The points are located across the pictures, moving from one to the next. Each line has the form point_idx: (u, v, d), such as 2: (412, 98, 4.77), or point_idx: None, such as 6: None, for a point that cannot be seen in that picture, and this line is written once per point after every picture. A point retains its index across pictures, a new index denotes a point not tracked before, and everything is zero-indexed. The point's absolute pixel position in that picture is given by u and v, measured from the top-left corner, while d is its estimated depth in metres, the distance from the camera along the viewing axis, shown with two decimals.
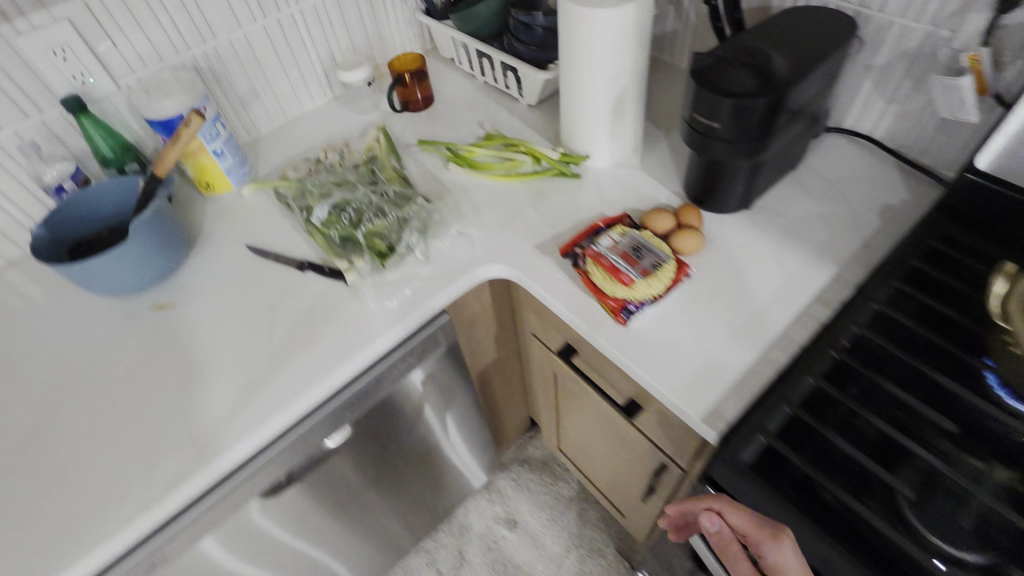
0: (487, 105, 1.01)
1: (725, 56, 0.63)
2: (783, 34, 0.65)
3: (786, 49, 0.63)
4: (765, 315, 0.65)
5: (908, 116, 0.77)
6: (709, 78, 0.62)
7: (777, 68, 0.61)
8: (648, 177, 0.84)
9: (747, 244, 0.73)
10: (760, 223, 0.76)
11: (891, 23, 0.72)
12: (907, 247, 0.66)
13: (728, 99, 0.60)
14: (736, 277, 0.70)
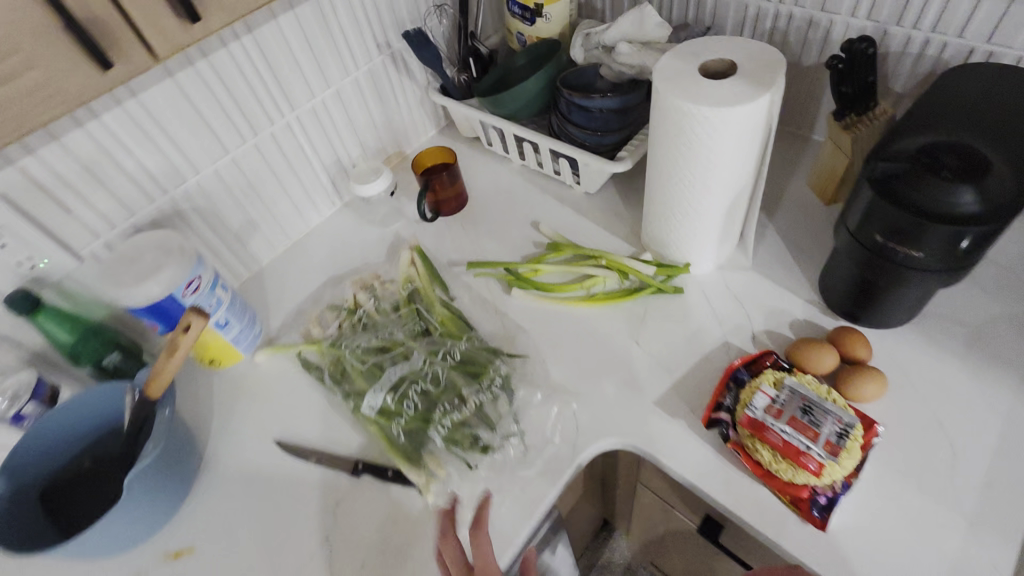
0: (532, 195, 0.83)
1: (921, 163, 0.47)
2: (975, 113, 0.49)
3: (999, 139, 0.46)
4: (999, 487, 0.50)
5: None
6: (907, 198, 0.46)
7: (1004, 173, 0.44)
8: (767, 281, 0.68)
9: (934, 375, 0.57)
10: (935, 337, 0.60)
11: None
12: None
13: (948, 228, 0.44)
14: (938, 431, 0.54)
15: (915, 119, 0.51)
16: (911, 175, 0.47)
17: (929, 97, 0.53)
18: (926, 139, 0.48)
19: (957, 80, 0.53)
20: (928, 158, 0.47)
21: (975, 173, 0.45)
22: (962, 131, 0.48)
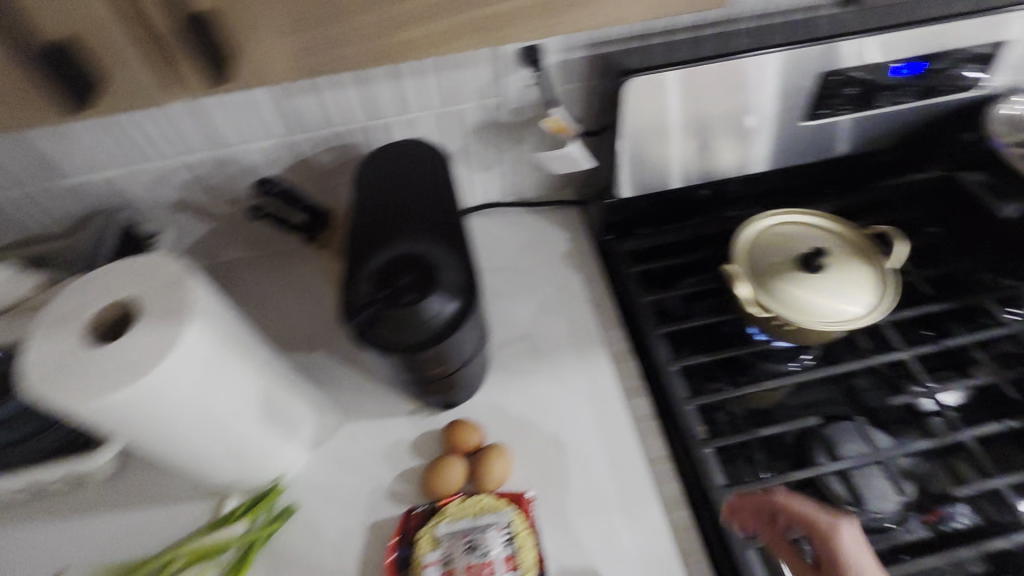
0: (32, 536, 0.56)
1: (384, 296, 0.44)
2: (395, 213, 0.51)
3: (426, 233, 0.49)
4: (616, 461, 0.58)
5: (507, 171, 0.75)
6: (398, 337, 0.45)
7: (450, 268, 0.47)
8: (369, 418, 0.62)
9: (532, 399, 0.62)
10: (509, 366, 0.65)
11: (442, 113, 0.65)
12: (631, 284, 0.67)
13: (446, 343, 0.45)
14: (561, 451, 0.58)
15: (354, 241, 0.49)
16: (384, 314, 0.44)
17: (353, 211, 0.52)
18: (374, 265, 0.46)
19: (364, 183, 0.55)
20: (387, 287, 0.45)
21: (430, 282, 0.45)
22: (395, 238, 0.48)
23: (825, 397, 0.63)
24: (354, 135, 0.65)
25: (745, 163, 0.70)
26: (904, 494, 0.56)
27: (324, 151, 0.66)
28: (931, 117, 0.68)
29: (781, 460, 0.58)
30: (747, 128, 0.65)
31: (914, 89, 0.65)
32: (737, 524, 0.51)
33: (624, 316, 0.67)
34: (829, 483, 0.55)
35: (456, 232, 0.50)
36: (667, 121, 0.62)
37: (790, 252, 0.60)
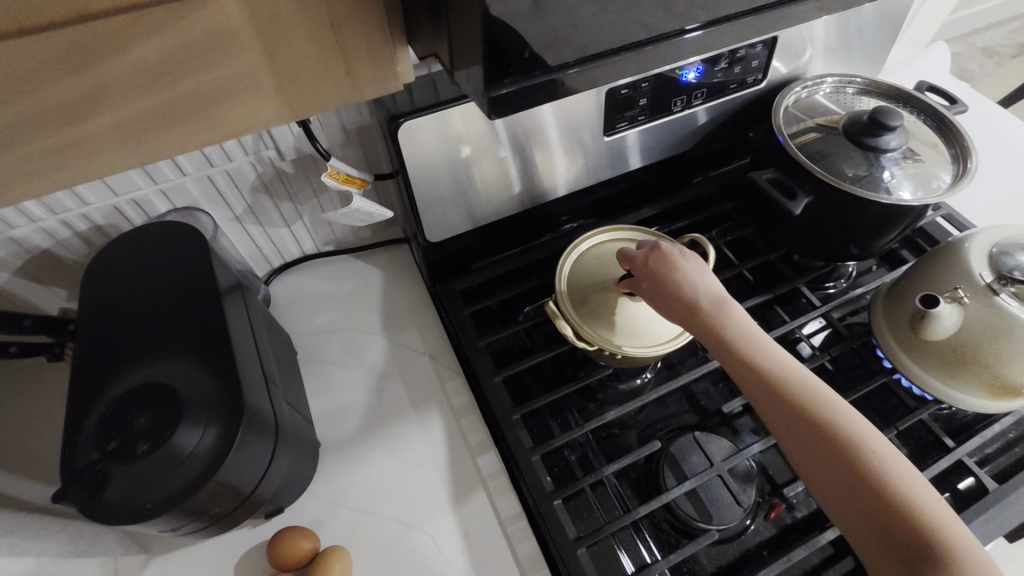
0: None
1: (112, 453, 0.36)
2: (139, 331, 0.42)
3: (174, 354, 0.41)
4: (465, 533, 0.53)
5: (316, 221, 0.67)
6: (133, 500, 0.35)
7: (202, 394, 0.39)
8: (180, 549, 0.52)
9: (372, 479, 0.57)
10: (342, 448, 0.58)
11: (209, 176, 0.56)
12: (463, 330, 0.62)
13: (204, 488, 0.36)
14: (405, 536, 0.53)
15: (86, 378, 0.40)
16: (112, 477, 0.36)
17: (86, 330, 0.43)
18: (106, 409, 0.39)
19: (100, 285, 0.44)
20: (116, 438, 0.37)
21: (171, 421, 0.37)
22: (135, 369, 0.40)
23: (669, 409, 0.63)
24: (100, 218, 0.54)
25: (563, 181, 0.65)
26: (747, 500, 0.55)
27: (66, 241, 0.54)
28: (729, 112, 0.68)
29: (632, 491, 0.56)
30: (552, 149, 0.60)
31: (704, 89, 0.63)
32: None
33: (462, 363, 0.63)
34: (679, 505, 0.54)
35: (217, 338, 0.41)
36: (460, 158, 0.56)
37: (610, 274, 0.58)
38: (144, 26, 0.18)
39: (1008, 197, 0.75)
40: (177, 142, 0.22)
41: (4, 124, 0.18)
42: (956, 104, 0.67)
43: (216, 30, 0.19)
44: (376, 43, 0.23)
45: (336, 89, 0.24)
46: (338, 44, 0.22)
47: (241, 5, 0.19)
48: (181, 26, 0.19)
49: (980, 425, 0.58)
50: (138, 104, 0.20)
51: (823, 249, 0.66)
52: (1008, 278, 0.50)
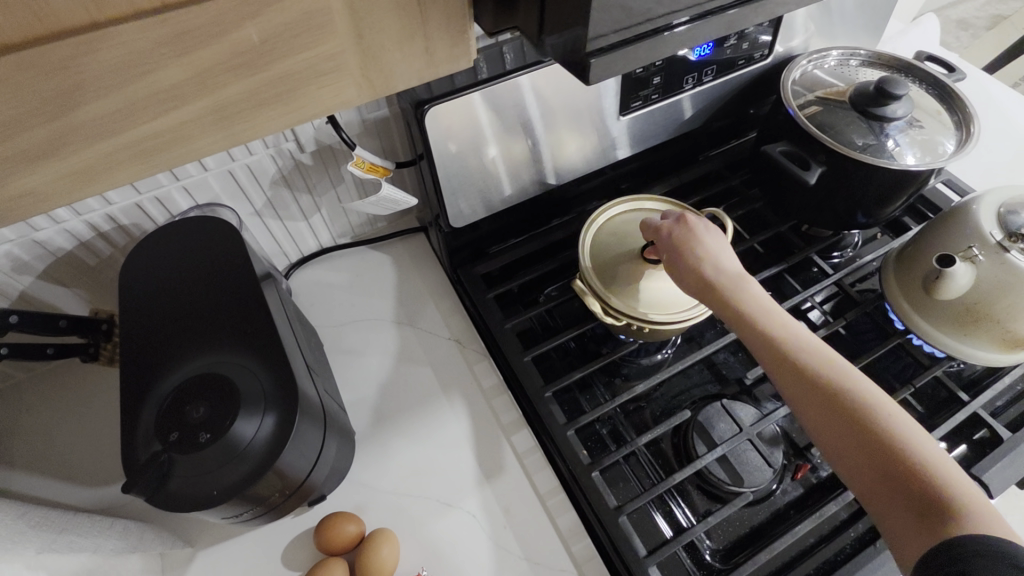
0: None
1: (174, 443, 0.37)
2: (185, 324, 0.42)
3: (223, 345, 0.41)
4: (504, 509, 0.55)
5: (334, 214, 0.67)
6: (199, 487, 0.36)
7: (255, 383, 0.39)
8: (226, 540, 0.53)
9: (410, 463, 0.57)
10: (378, 433, 0.59)
11: (230, 171, 0.56)
12: (489, 313, 0.63)
13: (267, 474, 0.36)
14: (446, 515, 0.54)
15: (136, 373, 0.40)
16: (175, 467, 0.36)
17: (130, 326, 0.42)
18: (160, 402, 0.39)
19: (140, 282, 0.44)
20: (176, 429, 0.37)
21: (229, 410, 0.37)
22: (185, 362, 0.40)
23: (692, 381, 0.64)
24: (123, 217, 0.53)
25: (578, 163, 0.66)
26: (776, 462, 0.57)
27: (89, 242, 0.54)
28: (735, 88, 0.69)
29: (663, 459, 0.58)
30: (567, 132, 0.61)
31: (713, 66, 0.64)
32: (637, 543, 0.50)
33: (488, 346, 0.63)
34: (710, 470, 0.55)
35: (263, 329, 0.41)
36: (481, 143, 0.57)
37: (632, 245, 0.59)
38: (244, 7, 0.19)
39: (1006, 163, 0.78)
40: (265, 123, 0.23)
41: (118, 105, 0.20)
42: (954, 71, 0.69)
43: (309, 9, 0.20)
44: (453, 16, 0.23)
45: (413, 65, 0.24)
46: (418, 18, 0.22)
47: None
48: (278, 5, 0.19)
49: (991, 378, 0.60)
50: (235, 86, 0.21)
51: (831, 219, 0.68)
52: (1017, 236, 0.52)
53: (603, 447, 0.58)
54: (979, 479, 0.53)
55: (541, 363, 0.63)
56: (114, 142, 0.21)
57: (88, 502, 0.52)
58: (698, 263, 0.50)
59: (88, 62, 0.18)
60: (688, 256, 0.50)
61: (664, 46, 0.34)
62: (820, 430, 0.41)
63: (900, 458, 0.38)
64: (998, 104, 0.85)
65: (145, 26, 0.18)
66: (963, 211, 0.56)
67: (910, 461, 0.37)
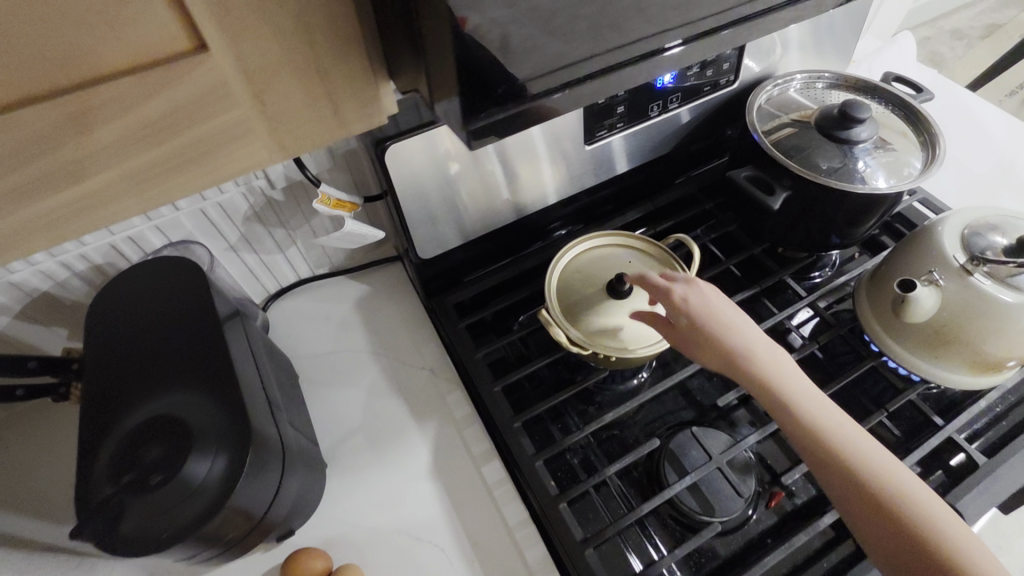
0: None
1: (126, 485, 0.37)
2: (143, 369, 0.42)
3: (181, 385, 0.41)
4: (473, 543, 0.54)
5: (310, 246, 0.68)
6: (150, 530, 0.36)
7: (210, 423, 0.39)
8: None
9: (381, 496, 0.58)
10: (350, 465, 0.60)
11: (202, 209, 0.57)
12: (460, 343, 0.63)
13: (218, 516, 0.37)
14: (414, 549, 0.54)
15: (97, 415, 0.41)
16: (128, 509, 0.37)
17: (93, 370, 0.43)
18: (117, 444, 0.39)
19: (106, 323, 0.45)
20: (129, 471, 0.38)
21: (182, 451, 0.38)
22: (143, 403, 0.41)
23: (667, 408, 0.64)
24: (97, 256, 0.55)
25: (547, 192, 0.66)
26: (748, 491, 0.56)
27: (64, 281, 0.55)
28: (705, 113, 0.70)
29: (635, 489, 0.58)
30: (537, 162, 0.61)
31: (678, 93, 0.64)
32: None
33: (461, 375, 0.64)
34: (681, 499, 0.55)
35: (219, 370, 0.42)
36: (447, 176, 0.57)
37: (596, 282, 0.60)
38: (142, 85, 0.19)
39: (983, 181, 0.77)
40: (182, 187, 0.23)
41: (22, 183, 0.20)
42: (922, 92, 0.69)
43: (210, 83, 0.21)
44: (361, 81, 0.24)
45: (326, 126, 0.25)
46: (326, 85, 0.24)
47: (235, 61, 0.21)
48: (177, 81, 0.20)
49: (967, 401, 0.60)
50: (145, 156, 0.21)
51: (805, 240, 0.68)
52: (982, 259, 0.52)
53: (573, 477, 0.57)
54: (951, 507, 0.52)
55: (513, 391, 0.63)
56: (28, 218, 0.21)
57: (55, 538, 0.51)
58: (706, 322, 0.49)
59: None
60: (692, 313, 0.50)
61: (654, 66, 0.37)
62: (837, 492, 0.41)
63: (915, 519, 0.39)
64: (975, 121, 0.85)
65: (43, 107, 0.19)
66: (929, 234, 0.56)
67: (926, 524, 0.39)
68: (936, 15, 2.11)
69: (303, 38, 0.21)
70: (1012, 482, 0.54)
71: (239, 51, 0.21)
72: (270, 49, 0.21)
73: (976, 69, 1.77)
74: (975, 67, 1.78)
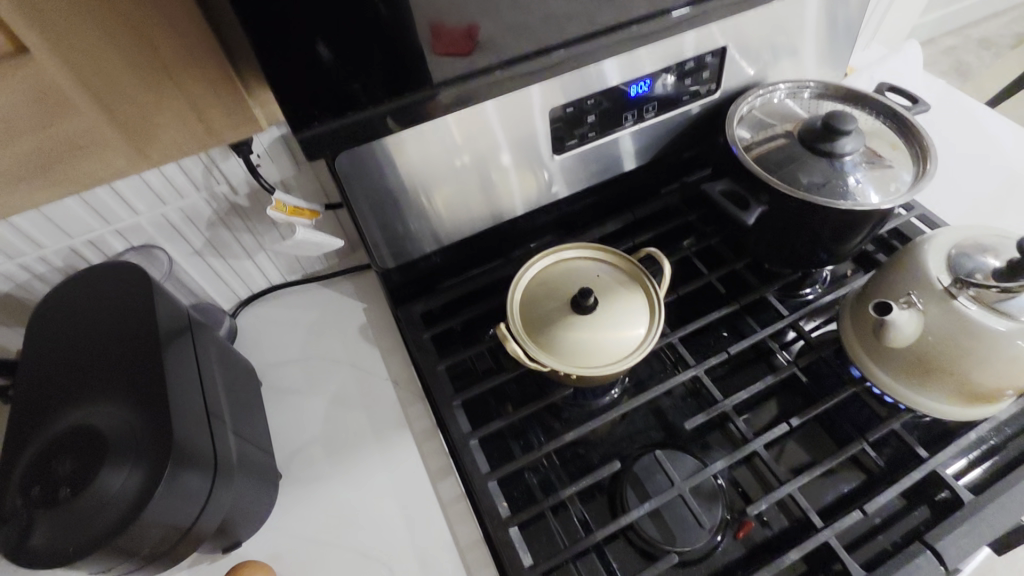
0: None
1: (35, 499, 0.36)
2: (72, 375, 0.42)
3: (108, 394, 0.41)
4: (420, 562, 0.53)
5: (279, 251, 0.68)
6: (60, 544, 0.35)
7: (130, 432, 0.39)
8: None
9: (332, 508, 0.56)
10: (304, 477, 0.58)
11: (163, 214, 0.57)
12: (423, 354, 0.62)
13: (130, 528, 0.36)
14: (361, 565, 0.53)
15: (19, 423, 0.41)
16: (37, 523, 0.36)
17: (24, 375, 0.43)
18: (33, 454, 0.39)
19: (47, 330, 0.45)
20: (39, 484, 0.37)
21: (94, 463, 0.37)
22: (66, 412, 0.40)
23: (637, 428, 0.61)
24: (57, 259, 0.55)
25: (518, 204, 0.64)
26: (712, 520, 0.53)
27: (25, 283, 0.55)
28: (687, 123, 0.67)
29: (594, 512, 0.55)
30: (504, 171, 0.59)
31: (654, 102, 0.62)
32: None
33: (423, 388, 0.62)
34: (642, 527, 0.52)
35: (144, 376, 0.41)
36: (408, 185, 0.55)
37: (561, 299, 0.58)
38: (9, 76, 0.31)
39: (990, 195, 0.72)
40: (94, 181, 0.39)
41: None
42: (917, 103, 0.66)
43: (56, 82, 0.33)
44: (223, 99, 0.40)
45: (196, 133, 0.41)
46: (189, 101, 0.39)
47: (63, 63, 0.33)
48: (19, 70, 0.31)
49: (958, 433, 0.56)
50: (82, 178, 0.38)
51: (790, 257, 0.64)
52: (966, 282, 0.48)
53: (530, 498, 0.55)
54: (930, 547, 0.48)
55: (475, 406, 0.61)
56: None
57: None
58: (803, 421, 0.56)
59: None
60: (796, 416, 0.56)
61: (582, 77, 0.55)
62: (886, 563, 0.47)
63: None
64: (985, 132, 0.80)
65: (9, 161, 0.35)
66: (913, 253, 0.53)
67: None
68: (960, 26, 2.04)
69: (143, 50, 0.35)
70: (1002, 522, 0.50)
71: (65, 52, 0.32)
72: (108, 52, 0.34)
73: (995, 84, 1.72)
74: (996, 81, 1.72)
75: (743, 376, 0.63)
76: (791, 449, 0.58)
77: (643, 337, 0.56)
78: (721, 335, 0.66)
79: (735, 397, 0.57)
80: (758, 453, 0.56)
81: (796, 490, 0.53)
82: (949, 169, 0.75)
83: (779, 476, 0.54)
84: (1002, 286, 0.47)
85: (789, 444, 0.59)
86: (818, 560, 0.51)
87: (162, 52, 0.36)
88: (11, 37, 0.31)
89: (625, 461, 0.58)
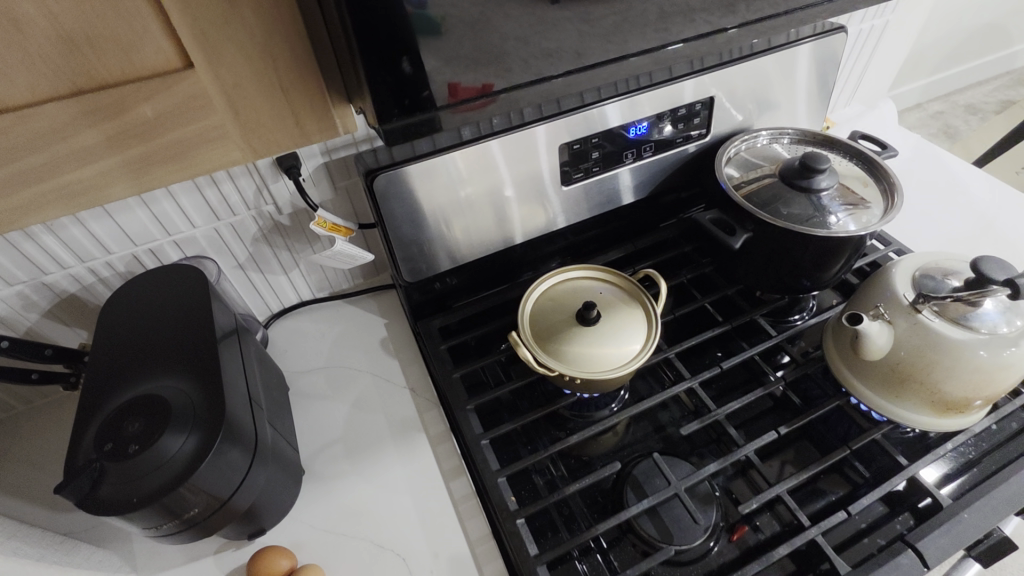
0: None
1: (106, 453, 0.42)
2: (142, 355, 0.48)
3: (175, 371, 0.47)
4: (431, 554, 0.56)
5: (311, 268, 0.75)
6: (122, 494, 0.41)
7: (190, 405, 0.44)
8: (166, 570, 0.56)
9: (349, 503, 0.60)
10: (326, 473, 0.63)
11: (216, 229, 0.64)
12: (439, 363, 0.67)
13: (182, 488, 0.41)
14: (376, 556, 0.56)
15: (94, 393, 0.47)
16: (107, 474, 0.41)
17: (98, 353, 0.49)
18: (106, 418, 0.44)
19: (123, 315, 0.51)
20: (110, 441, 0.43)
21: (158, 427, 0.43)
22: (137, 384, 0.46)
23: (636, 436, 0.65)
24: (120, 265, 0.62)
25: (529, 229, 0.71)
26: (707, 520, 0.56)
27: (90, 286, 0.62)
28: (681, 162, 0.75)
29: (595, 511, 0.59)
30: (517, 201, 0.67)
31: (651, 143, 0.70)
32: None
33: (438, 396, 0.67)
34: (641, 525, 0.56)
35: (204, 357, 0.47)
36: (434, 208, 0.62)
37: (567, 313, 0.64)
38: (167, 93, 0.28)
39: (956, 229, 0.79)
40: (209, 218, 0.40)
41: (69, 181, 0.29)
42: (885, 149, 0.74)
43: (197, 92, 0.29)
44: (318, 104, 0.34)
45: (288, 135, 0.34)
46: (287, 103, 0.33)
47: (211, 78, 0.29)
48: (170, 89, 0.28)
49: (937, 445, 0.59)
50: None
51: (778, 284, 0.70)
52: (928, 297, 0.54)
53: (535, 496, 0.59)
54: (911, 546, 0.52)
55: (485, 412, 0.66)
56: (48, 185, 0.29)
57: (68, 526, 0.58)
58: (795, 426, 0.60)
59: (49, 170, 0.28)
60: (790, 423, 0.61)
61: (585, 116, 0.63)
62: None
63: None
64: (949, 176, 0.88)
65: (102, 161, 0.29)
66: (884, 274, 0.59)
67: None
68: (948, 91, 2.15)
69: (271, 71, 0.31)
70: (979, 527, 0.53)
71: (213, 65, 0.29)
72: (244, 74, 0.30)
73: (975, 145, 1.83)
74: (976, 142, 1.82)
75: (737, 392, 0.68)
76: (782, 458, 0.62)
77: (642, 348, 0.61)
78: (716, 355, 0.71)
79: (727, 407, 0.62)
80: (750, 459, 0.60)
81: (786, 494, 0.57)
82: (920, 208, 0.83)
83: (770, 482, 0.58)
84: (958, 297, 0.53)
85: (781, 454, 0.62)
86: (808, 560, 0.54)
87: (287, 67, 0.31)
88: (178, 51, 0.28)
89: (626, 466, 0.61)
